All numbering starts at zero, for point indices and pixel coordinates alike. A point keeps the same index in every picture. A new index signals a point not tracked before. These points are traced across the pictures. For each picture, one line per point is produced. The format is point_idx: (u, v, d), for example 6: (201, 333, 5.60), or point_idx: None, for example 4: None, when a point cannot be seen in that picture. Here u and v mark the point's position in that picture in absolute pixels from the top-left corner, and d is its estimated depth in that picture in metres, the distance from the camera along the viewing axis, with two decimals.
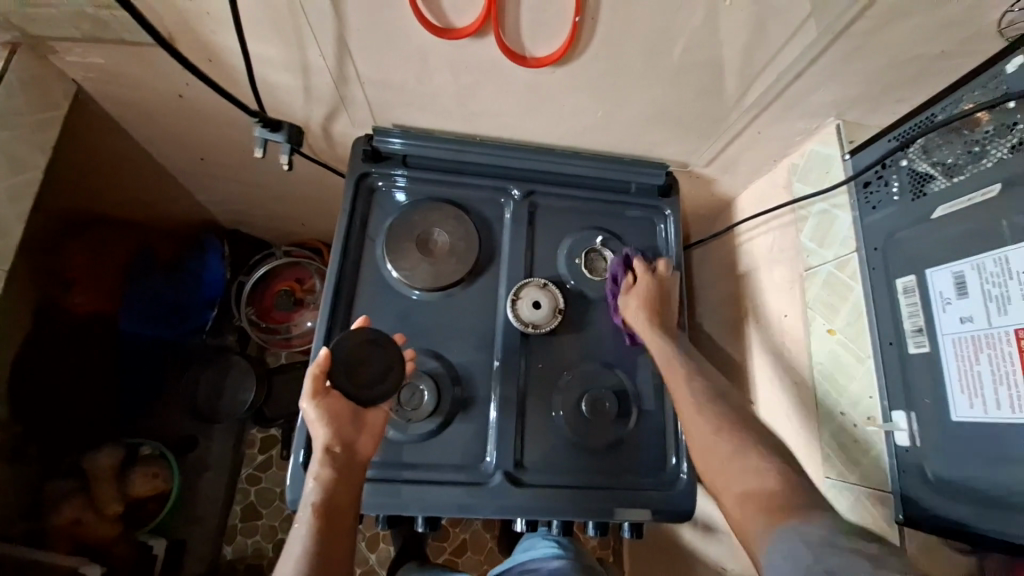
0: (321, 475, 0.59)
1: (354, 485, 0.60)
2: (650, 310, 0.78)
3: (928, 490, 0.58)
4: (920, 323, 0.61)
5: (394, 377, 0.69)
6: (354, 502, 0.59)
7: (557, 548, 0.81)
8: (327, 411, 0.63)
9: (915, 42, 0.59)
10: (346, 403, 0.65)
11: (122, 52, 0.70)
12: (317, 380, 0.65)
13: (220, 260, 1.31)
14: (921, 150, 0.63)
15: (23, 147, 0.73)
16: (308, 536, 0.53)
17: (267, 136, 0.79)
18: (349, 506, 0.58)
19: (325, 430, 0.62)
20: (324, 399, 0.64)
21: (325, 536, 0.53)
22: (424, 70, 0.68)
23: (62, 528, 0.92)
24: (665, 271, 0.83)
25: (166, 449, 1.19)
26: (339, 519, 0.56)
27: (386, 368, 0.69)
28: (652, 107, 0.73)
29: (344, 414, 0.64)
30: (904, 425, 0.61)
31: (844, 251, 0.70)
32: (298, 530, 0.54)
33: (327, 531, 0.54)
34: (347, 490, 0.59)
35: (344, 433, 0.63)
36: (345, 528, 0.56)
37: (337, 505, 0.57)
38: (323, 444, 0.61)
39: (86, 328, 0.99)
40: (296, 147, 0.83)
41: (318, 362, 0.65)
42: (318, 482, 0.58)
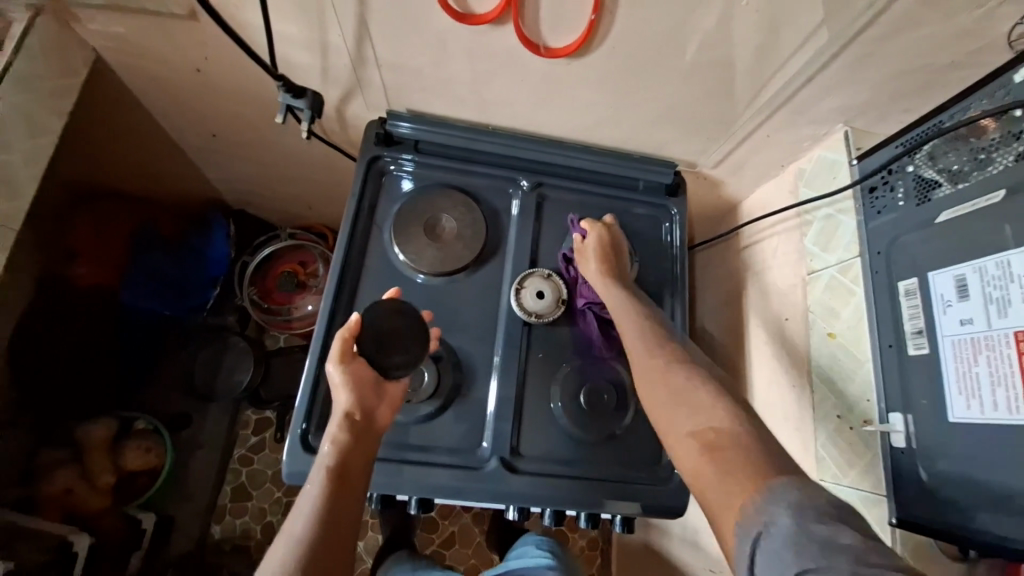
0: (338, 438, 0.60)
1: (369, 452, 0.61)
2: (601, 262, 0.78)
3: (921, 491, 0.59)
4: (920, 325, 0.61)
5: (418, 350, 0.69)
6: (367, 469, 0.60)
7: (549, 558, 0.84)
8: (352, 376, 0.65)
9: (926, 51, 0.60)
10: (369, 371, 0.66)
11: (143, 22, 0.70)
12: (344, 344, 0.66)
13: (225, 238, 1.29)
14: (926, 157, 0.64)
15: (39, 110, 0.73)
16: (318, 495, 0.54)
17: (289, 103, 0.76)
18: (361, 472, 0.59)
19: (347, 395, 0.63)
20: (349, 364, 0.65)
21: (334, 497, 0.54)
22: (442, 56, 0.69)
23: (52, 497, 0.92)
24: (611, 223, 0.84)
25: (160, 425, 1.18)
26: (350, 483, 0.57)
27: (410, 340, 0.69)
28: (664, 105, 0.74)
29: (367, 382, 0.65)
30: (900, 426, 0.62)
31: (847, 256, 0.71)
32: (310, 488, 0.55)
33: (337, 493, 0.55)
34: (362, 456, 0.60)
35: (364, 400, 0.64)
36: (355, 493, 0.57)
37: (350, 469, 0.58)
38: (344, 408, 0.63)
39: (87, 296, 1.00)
40: (317, 118, 0.79)
41: (347, 327, 0.67)
42: (334, 445, 0.59)
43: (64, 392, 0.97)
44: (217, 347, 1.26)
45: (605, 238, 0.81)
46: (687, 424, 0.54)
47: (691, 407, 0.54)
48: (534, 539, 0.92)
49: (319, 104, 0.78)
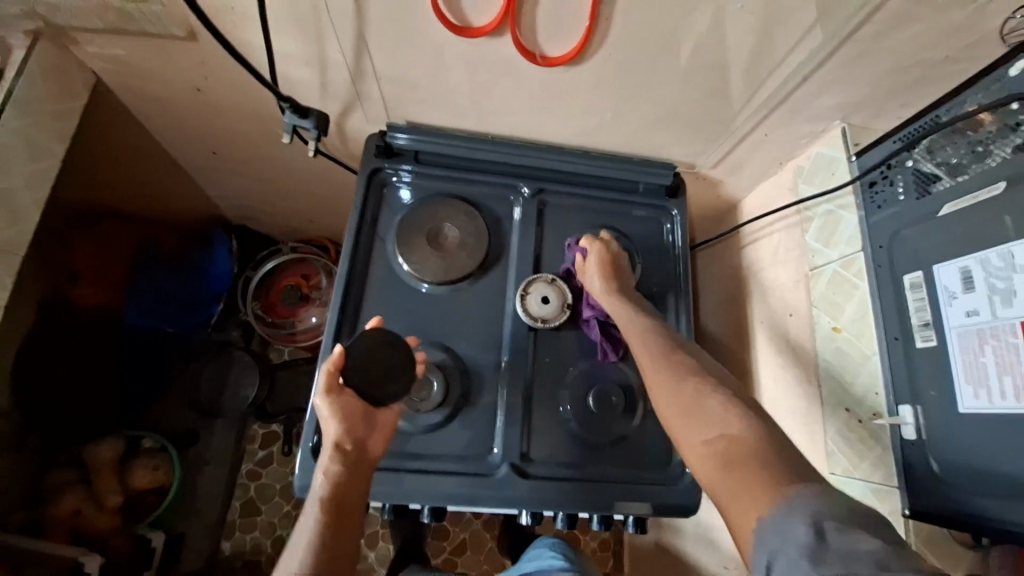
0: (330, 471, 0.60)
1: (362, 483, 0.62)
2: (605, 274, 0.79)
3: (933, 481, 0.59)
4: (926, 318, 0.62)
5: (406, 377, 0.70)
6: (361, 499, 0.61)
7: (562, 561, 0.84)
8: (340, 408, 0.65)
9: (920, 47, 0.60)
10: (358, 402, 0.67)
11: (143, 43, 0.71)
12: (330, 377, 0.67)
13: (227, 255, 1.31)
14: (925, 151, 0.64)
15: (40, 134, 0.74)
16: (313, 531, 0.55)
17: (295, 122, 0.77)
18: (356, 503, 0.60)
19: (337, 427, 0.64)
20: (336, 396, 0.66)
21: (330, 532, 0.55)
22: (440, 67, 0.70)
23: (62, 518, 0.92)
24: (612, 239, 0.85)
25: (167, 443, 1.18)
26: (346, 516, 0.58)
27: (398, 368, 0.70)
28: (662, 108, 0.75)
29: (356, 413, 0.66)
30: (910, 418, 0.62)
31: (849, 251, 0.72)
32: (304, 524, 0.56)
33: (333, 528, 0.56)
34: (355, 487, 0.61)
35: (355, 431, 0.65)
36: (351, 525, 0.57)
37: (344, 501, 0.59)
38: (334, 441, 0.63)
39: (92, 318, 1.00)
40: (323, 135, 0.80)
41: (331, 360, 0.67)
42: (326, 478, 0.60)
43: (70, 414, 0.97)
44: (222, 362, 1.26)
45: (607, 253, 0.81)
46: (700, 434, 0.54)
47: (702, 419, 0.55)
48: (546, 542, 0.92)
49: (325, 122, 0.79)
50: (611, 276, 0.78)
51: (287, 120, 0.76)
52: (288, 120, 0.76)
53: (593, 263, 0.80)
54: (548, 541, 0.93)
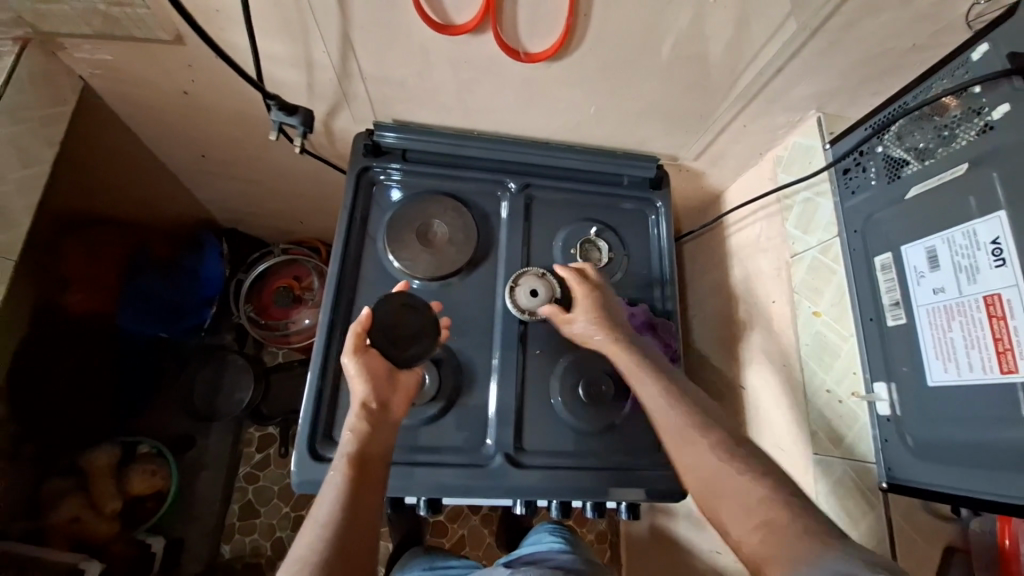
0: (358, 427, 0.62)
1: (387, 440, 0.63)
2: (603, 324, 0.77)
3: (907, 453, 0.61)
4: (897, 297, 0.64)
5: (428, 342, 0.72)
6: (387, 456, 0.62)
7: (564, 545, 0.86)
8: (366, 368, 0.67)
9: (887, 36, 0.62)
10: (383, 362, 0.68)
11: (130, 48, 0.72)
12: (357, 338, 0.68)
13: (218, 257, 1.33)
14: (895, 137, 0.67)
15: (30, 139, 0.74)
16: (342, 482, 0.56)
17: (282, 120, 0.77)
18: (382, 458, 0.61)
19: (363, 386, 0.65)
20: (362, 356, 0.67)
21: (357, 484, 0.57)
22: (424, 65, 0.71)
23: (59, 527, 0.93)
24: (592, 275, 0.82)
25: (164, 448, 1.19)
26: (371, 470, 0.59)
27: (421, 332, 0.72)
28: (643, 102, 0.77)
29: (381, 373, 0.68)
30: (884, 395, 0.64)
31: (827, 236, 0.74)
32: (333, 477, 0.57)
33: (361, 480, 0.57)
34: (380, 444, 0.62)
35: (380, 391, 0.67)
36: (378, 480, 0.59)
37: (372, 456, 0.60)
38: (360, 399, 0.65)
39: (86, 324, 1.00)
40: (310, 132, 0.80)
41: (359, 322, 0.69)
42: (354, 434, 0.61)
43: (67, 420, 0.97)
44: (216, 366, 1.27)
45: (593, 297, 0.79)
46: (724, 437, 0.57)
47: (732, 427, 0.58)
48: (547, 525, 0.94)
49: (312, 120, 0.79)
50: (608, 325, 0.76)
51: (274, 118, 0.76)
52: (275, 118, 0.77)
53: (584, 316, 0.78)
54: (549, 524, 0.95)
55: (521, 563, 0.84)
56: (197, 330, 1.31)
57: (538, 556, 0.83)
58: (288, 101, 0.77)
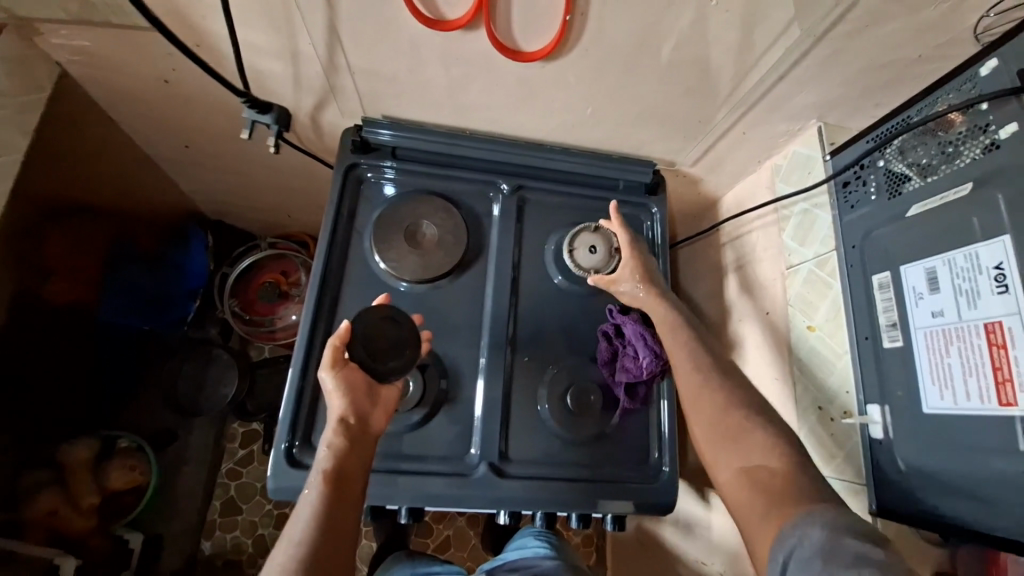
0: (334, 443, 0.60)
1: (365, 456, 0.62)
2: (643, 275, 0.77)
3: (898, 478, 0.60)
4: (894, 318, 0.62)
5: (410, 354, 0.70)
6: (365, 471, 0.61)
7: (548, 549, 0.84)
8: (344, 381, 0.65)
9: (893, 46, 0.61)
10: (362, 376, 0.67)
11: (109, 35, 0.69)
12: (335, 351, 0.66)
13: (203, 250, 1.30)
14: (897, 151, 0.65)
15: (2, 126, 0.70)
16: (317, 501, 0.55)
17: (254, 118, 0.77)
18: (359, 475, 0.60)
19: (341, 401, 0.64)
20: (341, 369, 0.66)
21: (333, 503, 0.55)
22: (415, 61, 0.68)
23: (38, 519, 0.91)
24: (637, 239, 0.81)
25: (144, 442, 1.15)
26: (349, 488, 0.58)
27: (402, 344, 0.70)
28: (641, 105, 0.74)
29: (360, 387, 0.66)
30: (878, 417, 0.63)
31: (824, 250, 0.72)
32: (308, 495, 0.56)
33: (337, 498, 0.56)
34: (358, 460, 0.60)
35: (359, 404, 0.65)
36: (355, 497, 0.57)
37: (349, 473, 0.59)
38: (338, 414, 0.63)
39: (66, 317, 0.97)
40: (285, 130, 0.81)
41: (338, 335, 0.67)
42: (330, 451, 0.60)
43: (44, 415, 0.94)
44: (201, 360, 1.25)
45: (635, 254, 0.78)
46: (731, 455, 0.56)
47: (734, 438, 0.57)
48: (532, 526, 0.92)
49: (286, 117, 0.80)
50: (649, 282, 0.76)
51: (247, 116, 0.76)
52: (248, 116, 0.76)
53: (626, 271, 0.78)
54: (533, 527, 0.93)
55: (505, 570, 0.82)
56: (180, 324, 1.28)
57: (522, 561, 0.81)
58: (261, 97, 0.76)
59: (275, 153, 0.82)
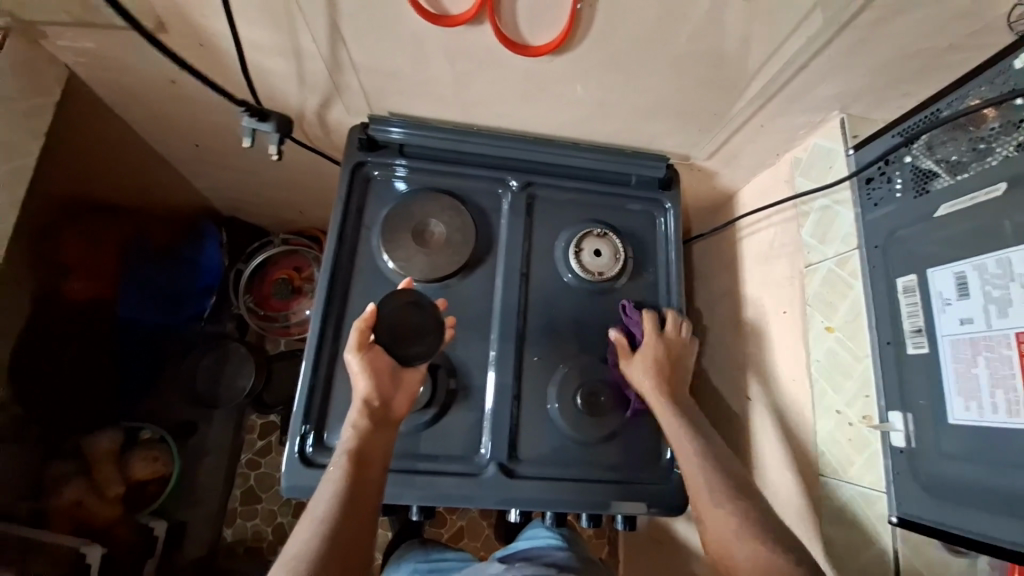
0: (359, 424, 0.62)
1: (387, 438, 0.64)
2: (657, 374, 0.75)
3: (919, 490, 0.58)
4: (919, 324, 0.60)
5: (434, 341, 0.70)
6: (386, 455, 0.62)
7: (560, 540, 0.85)
8: (369, 364, 0.66)
9: (922, 34, 0.57)
10: (387, 360, 0.68)
11: (113, 37, 0.68)
12: (361, 334, 0.67)
13: (218, 248, 1.31)
14: (925, 146, 0.62)
15: (14, 132, 0.72)
16: (340, 480, 0.56)
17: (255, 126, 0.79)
18: (380, 458, 0.61)
19: (365, 383, 0.65)
20: (366, 353, 0.67)
21: (354, 483, 0.56)
22: (420, 57, 0.67)
23: (63, 509, 0.95)
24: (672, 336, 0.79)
25: (166, 434, 1.20)
26: (370, 468, 0.59)
27: (425, 330, 0.70)
28: (653, 97, 0.72)
29: (384, 371, 0.67)
30: (899, 425, 0.61)
31: (845, 248, 0.70)
32: (332, 473, 0.57)
33: (357, 477, 0.57)
34: (380, 442, 0.62)
35: (383, 389, 0.66)
36: (376, 479, 0.59)
37: (371, 454, 0.60)
38: (363, 396, 0.65)
39: (84, 313, 0.99)
40: (286, 137, 0.82)
41: (365, 317, 0.68)
42: (355, 431, 0.62)
43: (66, 406, 0.97)
44: (218, 354, 1.28)
45: (659, 356, 0.76)
46: None
47: None
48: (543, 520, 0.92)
49: (286, 124, 0.81)
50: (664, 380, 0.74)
51: (247, 124, 0.78)
52: (248, 124, 0.79)
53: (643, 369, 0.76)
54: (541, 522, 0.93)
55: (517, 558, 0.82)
56: (197, 319, 1.29)
57: (533, 550, 0.83)
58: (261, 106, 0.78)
59: (277, 159, 0.84)
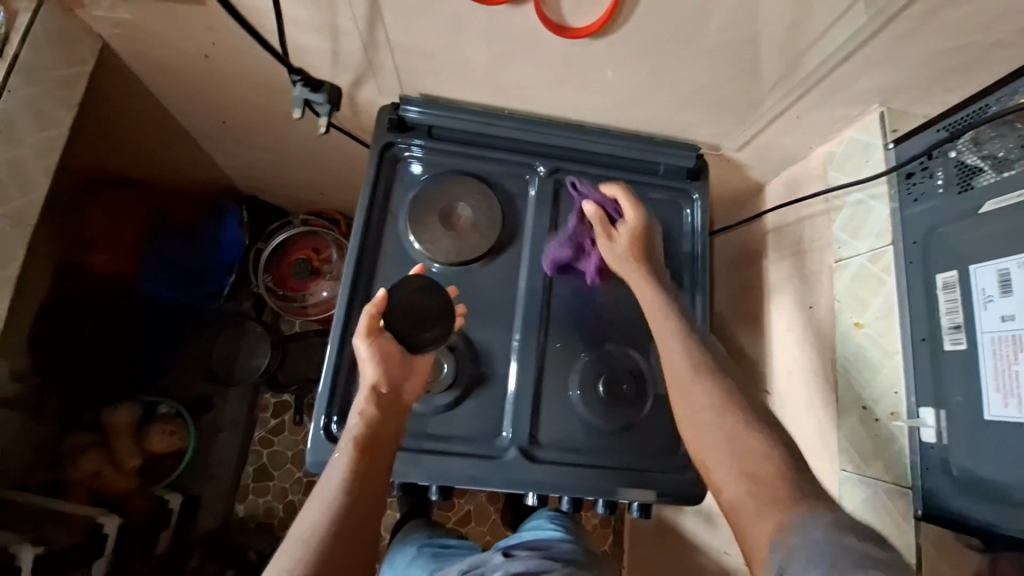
0: (366, 411, 0.62)
1: (395, 425, 0.64)
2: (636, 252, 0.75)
3: (949, 486, 0.59)
4: (958, 320, 0.60)
5: (444, 328, 0.70)
6: (394, 441, 0.62)
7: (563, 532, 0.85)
8: (378, 351, 0.67)
9: (970, 28, 0.56)
10: (396, 347, 0.68)
11: (149, 9, 0.68)
12: (370, 320, 0.68)
13: (238, 225, 1.29)
14: (972, 142, 0.61)
15: (47, 101, 0.72)
16: (346, 465, 0.56)
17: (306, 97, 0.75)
18: (388, 444, 0.61)
19: (374, 370, 0.66)
20: (375, 339, 0.67)
21: (361, 468, 0.56)
22: (456, 36, 0.66)
23: (80, 480, 0.98)
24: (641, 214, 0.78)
25: (183, 409, 1.21)
26: (377, 454, 0.59)
27: (436, 315, 0.70)
28: (689, 85, 0.71)
29: (393, 358, 0.68)
30: (931, 421, 0.61)
31: (878, 244, 0.69)
32: (339, 458, 0.58)
33: (365, 463, 0.57)
34: (388, 428, 0.62)
35: (391, 375, 0.67)
36: (383, 465, 0.59)
37: (379, 440, 0.60)
38: (371, 383, 0.65)
39: (103, 288, 1.01)
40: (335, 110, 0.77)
41: (375, 303, 0.68)
42: (363, 417, 0.62)
43: (82, 378, 0.99)
44: (234, 332, 1.29)
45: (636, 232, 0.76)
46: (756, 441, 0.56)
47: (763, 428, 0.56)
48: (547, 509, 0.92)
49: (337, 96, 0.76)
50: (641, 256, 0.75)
51: (298, 94, 0.74)
52: (299, 94, 0.74)
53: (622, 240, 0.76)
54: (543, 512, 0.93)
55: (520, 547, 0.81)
56: (216, 297, 1.30)
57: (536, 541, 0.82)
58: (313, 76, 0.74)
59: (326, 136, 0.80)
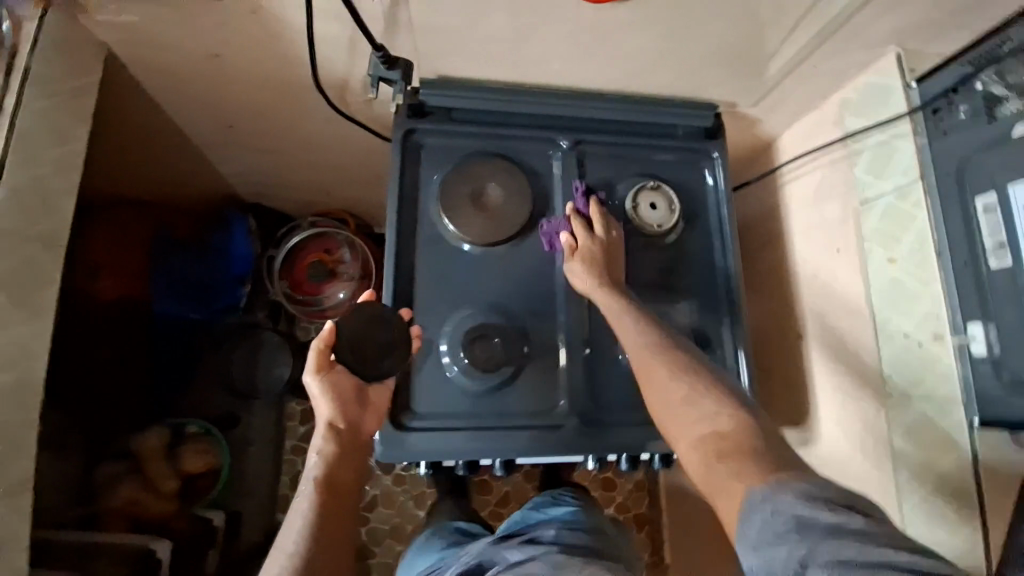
0: (325, 450, 0.65)
1: (356, 459, 0.67)
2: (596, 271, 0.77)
3: (1002, 392, 0.64)
4: (1002, 238, 0.65)
5: (399, 355, 0.71)
6: (356, 477, 0.66)
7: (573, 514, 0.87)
8: (331, 387, 0.68)
9: None
10: (349, 380, 0.69)
11: (159, 10, 0.66)
12: (320, 355, 0.68)
13: (245, 234, 1.21)
14: (995, 75, 0.67)
15: (59, 115, 0.69)
16: (309, 511, 0.60)
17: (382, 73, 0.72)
18: (351, 481, 0.65)
19: (328, 407, 0.67)
20: (326, 374, 0.68)
21: (323, 512, 0.60)
22: (482, 11, 0.65)
23: (118, 510, 1.00)
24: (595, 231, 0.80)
25: (211, 426, 1.18)
26: (340, 493, 0.63)
27: (393, 343, 0.71)
28: (711, 42, 0.72)
29: (347, 392, 0.69)
30: (980, 335, 0.67)
31: (905, 181, 0.73)
32: (302, 502, 0.61)
33: (327, 506, 0.61)
34: (348, 466, 0.65)
35: (347, 410, 0.69)
36: (346, 504, 0.63)
37: (340, 479, 0.64)
38: (327, 420, 0.67)
39: (108, 314, 1.03)
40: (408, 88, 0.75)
41: (322, 337, 0.68)
42: (321, 457, 0.64)
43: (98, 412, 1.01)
44: (252, 344, 1.23)
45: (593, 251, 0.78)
46: None
47: None
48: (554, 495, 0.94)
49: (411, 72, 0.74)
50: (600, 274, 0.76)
51: (374, 71, 0.72)
52: (376, 71, 0.72)
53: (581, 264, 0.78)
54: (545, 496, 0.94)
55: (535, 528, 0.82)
56: (233, 310, 1.23)
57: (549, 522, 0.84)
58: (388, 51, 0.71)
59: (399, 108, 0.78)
